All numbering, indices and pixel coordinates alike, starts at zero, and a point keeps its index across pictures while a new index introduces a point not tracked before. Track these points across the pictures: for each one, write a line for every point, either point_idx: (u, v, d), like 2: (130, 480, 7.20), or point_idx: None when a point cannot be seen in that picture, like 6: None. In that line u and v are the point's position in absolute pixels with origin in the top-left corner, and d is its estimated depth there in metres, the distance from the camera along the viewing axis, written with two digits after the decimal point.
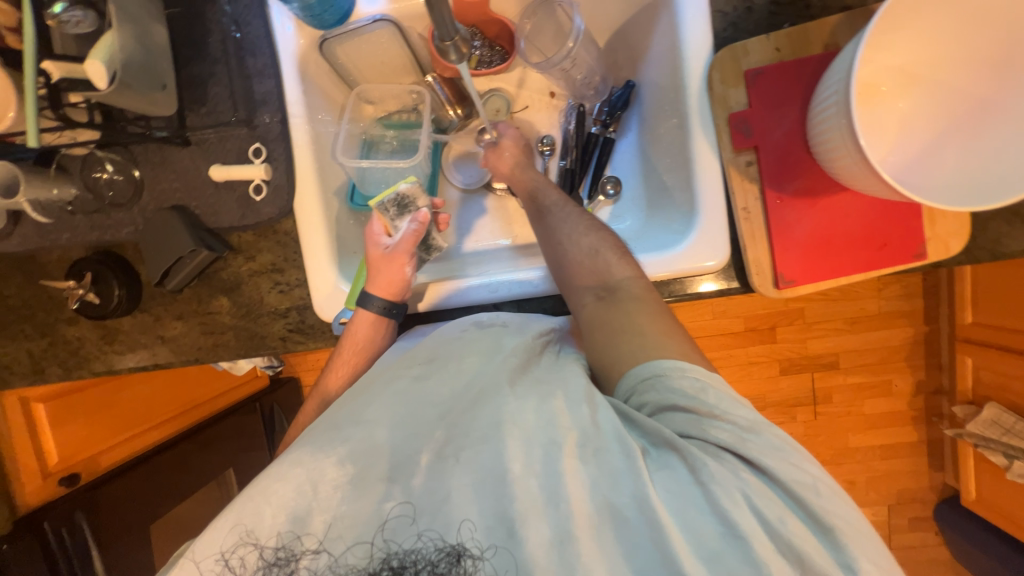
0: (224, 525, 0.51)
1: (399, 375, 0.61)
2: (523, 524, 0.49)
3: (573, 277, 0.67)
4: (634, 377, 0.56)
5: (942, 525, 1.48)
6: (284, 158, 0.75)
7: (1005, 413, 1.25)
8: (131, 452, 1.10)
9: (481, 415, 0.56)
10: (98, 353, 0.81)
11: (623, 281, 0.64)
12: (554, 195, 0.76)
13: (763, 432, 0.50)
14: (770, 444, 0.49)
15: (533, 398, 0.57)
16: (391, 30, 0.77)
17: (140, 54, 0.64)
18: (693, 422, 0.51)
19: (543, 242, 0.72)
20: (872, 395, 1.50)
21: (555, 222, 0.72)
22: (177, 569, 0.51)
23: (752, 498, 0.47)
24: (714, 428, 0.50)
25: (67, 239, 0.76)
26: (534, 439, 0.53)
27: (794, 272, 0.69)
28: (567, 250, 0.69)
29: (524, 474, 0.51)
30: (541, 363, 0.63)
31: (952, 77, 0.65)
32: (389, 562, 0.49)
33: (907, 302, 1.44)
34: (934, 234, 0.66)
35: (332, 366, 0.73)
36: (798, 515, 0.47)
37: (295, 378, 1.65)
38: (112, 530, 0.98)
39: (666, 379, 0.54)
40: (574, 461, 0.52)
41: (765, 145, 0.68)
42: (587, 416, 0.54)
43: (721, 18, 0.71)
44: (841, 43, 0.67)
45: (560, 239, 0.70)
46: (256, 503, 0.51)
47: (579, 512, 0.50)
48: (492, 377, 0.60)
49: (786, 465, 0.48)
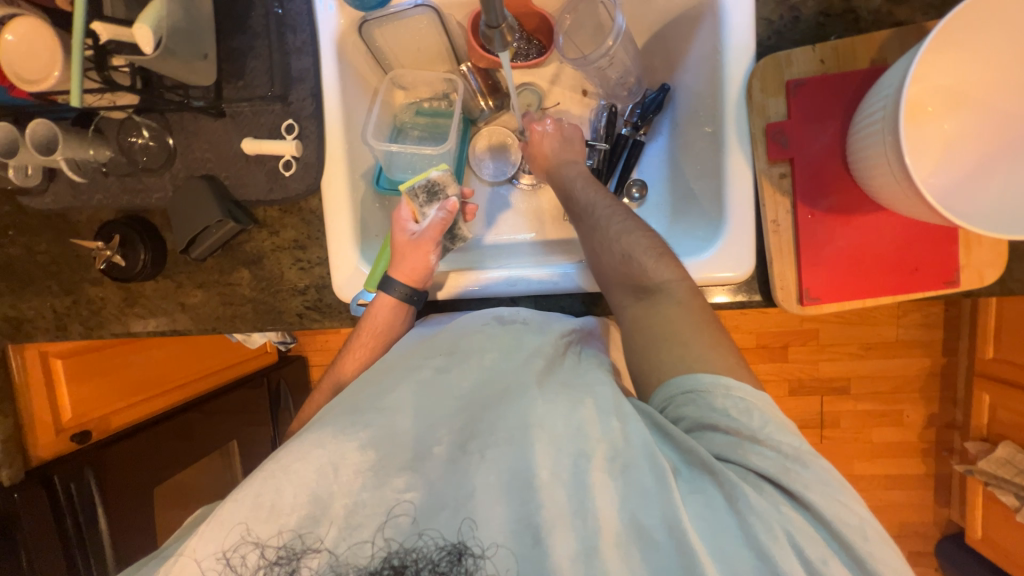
0: (244, 500, 0.52)
1: (419, 364, 0.63)
2: (550, 532, 0.50)
3: (612, 282, 0.66)
4: (673, 389, 0.55)
5: (943, 562, 1.45)
6: (316, 137, 0.76)
7: (1019, 453, 1.21)
8: (141, 415, 1.12)
9: (510, 414, 0.57)
10: (118, 315, 0.83)
11: (664, 283, 0.62)
12: (593, 194, 0.73)
13: (811, 464, 0.48)
14: (817, 478, 0.48)
15: (561, 403, 0.57)
16: (430, 16, 0.78)
17: (184, 22, 0.65)
18: (733, 446, 0.50)
19: (583, 244, 0.71)
20: (881, 424, 1.47)
21: (591, 225, 0.70)
22: (174, 569, 0.50)
23: (794, 534, 0.46)
24: (756, 454, 0.49)
25: (100, 200, 0.78)
26: (564, 448, 0.54)
27: (819, 289, 0.67)
28: (602, 254, 0.67)
29: (551, 482, 0.52)
30: (564, 365, 0.64)
31: (1002, 102, 0.63)
32: (389, 561, 0.50)
33: (926, 331, 1.41)
34: (969, 262, 0.64)
35: (350, 348, 0.74)
36: (843, 558, 0.46)
37: (303, 357, 1.68)
38: (119, 490, 1.00)
39: (708, 398, 0.52)
40: (602, 474, 0.52)
41: (801, 158, 0.67)
42: (615, 428, 0.54)
43: (766, 26, 0.70)
44: (889, 59, 0.66)
45: (596, 243, 0.68)
46: (278, 479, 0.52)
47: (607, 527, 0.50)
48: (520, 379, 0.61)
49: (834, 503, 0.46)
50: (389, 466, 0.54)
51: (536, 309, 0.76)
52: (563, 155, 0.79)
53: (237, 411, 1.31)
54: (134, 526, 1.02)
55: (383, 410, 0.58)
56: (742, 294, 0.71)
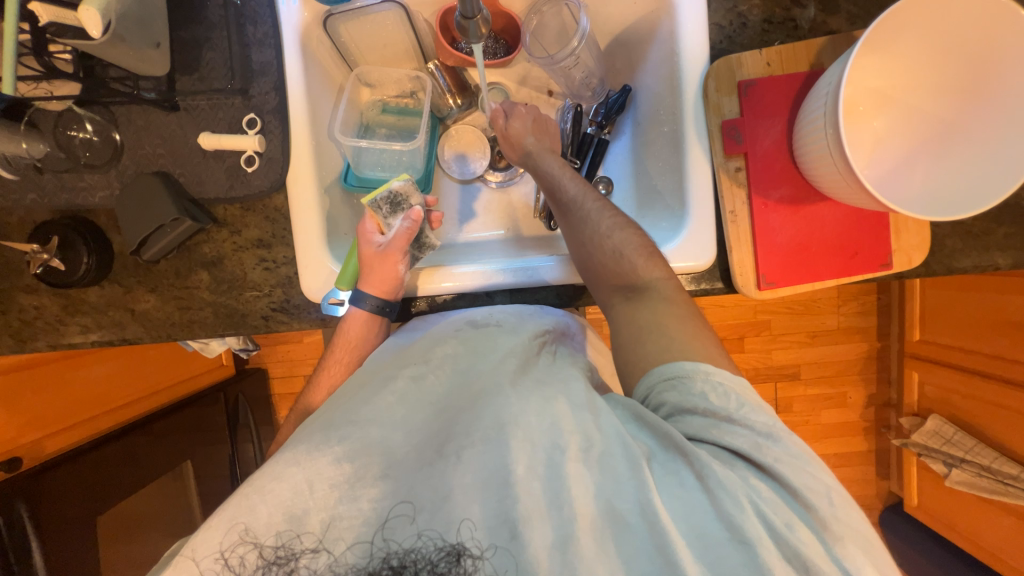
0: (220, 524, 0.49)
1: (394, 374, 0.63)
2: (527, 525, 0.49)
3: (599, 279, 0.69)
4: (655, 376, 0.57)
5: (886, 531, 1.58)
6: (280, 132, 0.73)
7: (946, 424, 1.34)
8: (80, 438, 1.03)
9: (485, 415, 0.57)
10: (56, 325, 0.76)
11: (651, 280, 0.65)
12: (573, 186, 0.73)
13: (781, 439, 0.51)
14: (788, 452, 0.50)
15: (535, 400, 0.58)
16: (397, 12, 0.78)
17: (135, 8, 0.62)
18: (709, 427, 0.52)
19: (568, 236, 0.72)
20: (828, 406, 1.59)
21: (579, 219, 0.71)
22: (173, 569, 0.48)
23: (761, 505, 0.48)
24: (731, 432, 0.51)
25: (33, 200, 0.71)
26: (538, 442, 0.54)
27: (774, 274, 0.72)
28: (591, 252, 0.68)
29: (528, 476, 0.52)
30: (539, 364, 0.66)
31: (922, 103, 0.72)
32: (389, 561, 0.48)
33: (862, 319, 1.54)
34: (899, 246, 0.71)
35: (324, 364, 0.75)
36: (808, 523, 0.48)
37: (262, 368, 1.60)
38: (57, 522, 0.90)
39: (688, 381, 0.54)
40: (577, 465, 0.52)
41: (754, 153, 0.72)
42: (587, 421, 0.55)
43: (718, 31, 0.75)
44: (825, 63, 0.72)
45: (585, 238, 0.69)
46: (252, 500, 0.50)
47: (583, 515, 0.50)
48: (495, 380, 0.62)
49: (802, 472, 0.49)
50: (369, 475, 0.52)
51: (513, 305, 0.77)
52: (539, 145, 0.78)
53: (191, 432, 1.22)
54: (74, 564, 0.92)
55: (361, 422, 0.56)
56: (704, 282, 0.75)
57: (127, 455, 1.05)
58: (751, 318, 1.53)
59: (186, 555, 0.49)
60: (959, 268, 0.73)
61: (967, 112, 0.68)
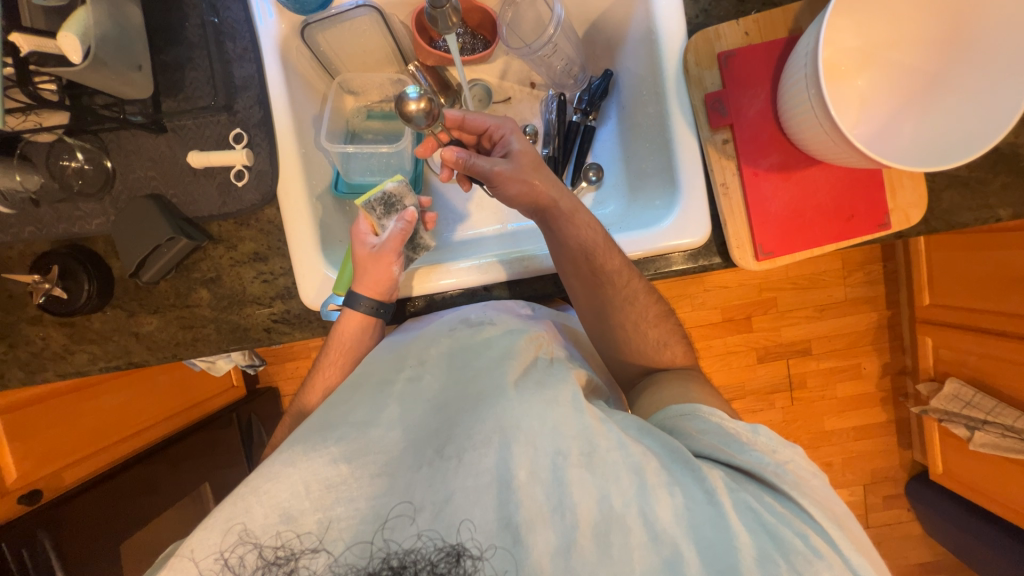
0: (216, 526, 0.49)
1: (388, 376, 0.63)
2: (530, 531, 0.48)
3: (631, 359, 0.74)
4: (672, 411, 0.61)
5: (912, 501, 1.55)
6: (266, 144, 0.73)
7: (964, 387, 1.32)
8: (96, 468, 1.03)
9: (486, 416, 0.55)
10: (63, 354, 0.77)
11: (661, 337, 0.74)
12: (619, 261, 0.70)
13: (789, 467, 0.54)
14: (796, 480, 0.53)
15: (535, 403, 0.55)
16: (373, 16, 0.78)
17: (114, 31, 0.63)
18: (722, 448, 0.55)
19: (596, 303, 0.72)
20: (842, 378, 1.57)
21: (618, 291, 0.71)
22: (171, 570, 0.48)
23: (774, 526, 0.48)
24: (742, 454, 0.54)
25: (31, 232, 0.72)
26: (542, 448, 0.52)
27: (770, 244, 0.72)
28: (631, 339, 0.74)
29: (530, 481, 0.51)
30: (538, 367, 0.63)
31: (904, 58, 0.71)
32: (389, 562, 0.47)
33: (870, 288, 1.52)
34: (896, 206, 0.71)
35: (319, 369, 0.74)
36: (819, 535, 0.49)
37: (273, 387, 1.60)
38: (79, 547, 0.90)
39: (700, 415, 0.59)
40: (579, 470, 0.51)
41: (739, 123, 0.72)
42: (590, 425, 0.54)
43: (694, 6, 0.75)
44: (803, 27, 0.72)
45: (618, 315, 0.72)
46: (247, 501, 0.50)
47: (585, 519, 0.49)
48: (494, 381, 0.59)
49: (807, 496, 0.52)
50: (366, 475, 0.52)
51: (512, 299, 0.77)
52: (570, 203, 0.70)
53: (206, 452, 1.23)
54: None
55: (361, 425, 0.57)
56: (702, 259, 0.74)
57: (145, 479, 1.06)
58: (756, 296, 1.52)
59: (184, 556, 0.48)
60: (960, 223, 0.72)
61: (951, 61, 0.67)
